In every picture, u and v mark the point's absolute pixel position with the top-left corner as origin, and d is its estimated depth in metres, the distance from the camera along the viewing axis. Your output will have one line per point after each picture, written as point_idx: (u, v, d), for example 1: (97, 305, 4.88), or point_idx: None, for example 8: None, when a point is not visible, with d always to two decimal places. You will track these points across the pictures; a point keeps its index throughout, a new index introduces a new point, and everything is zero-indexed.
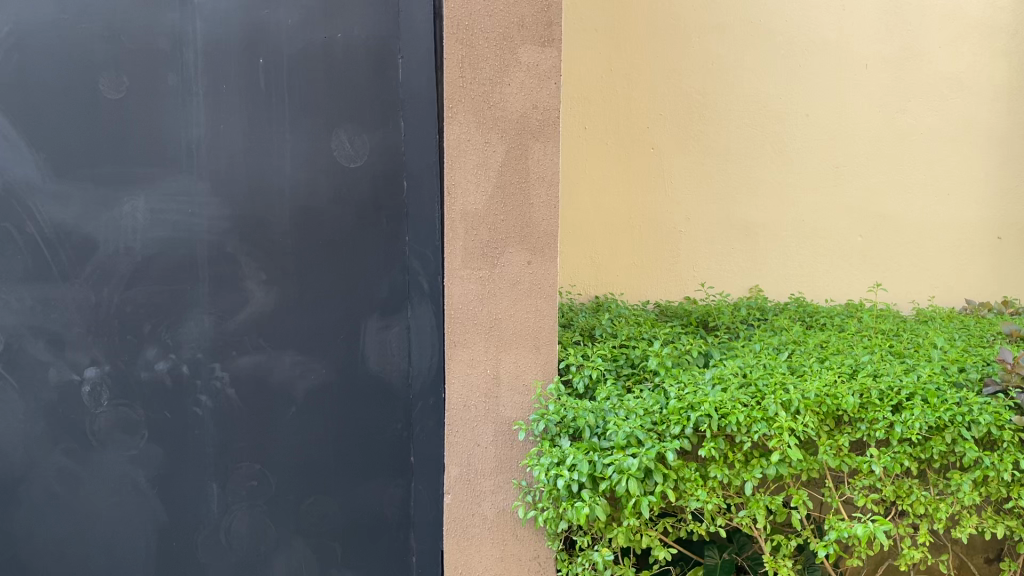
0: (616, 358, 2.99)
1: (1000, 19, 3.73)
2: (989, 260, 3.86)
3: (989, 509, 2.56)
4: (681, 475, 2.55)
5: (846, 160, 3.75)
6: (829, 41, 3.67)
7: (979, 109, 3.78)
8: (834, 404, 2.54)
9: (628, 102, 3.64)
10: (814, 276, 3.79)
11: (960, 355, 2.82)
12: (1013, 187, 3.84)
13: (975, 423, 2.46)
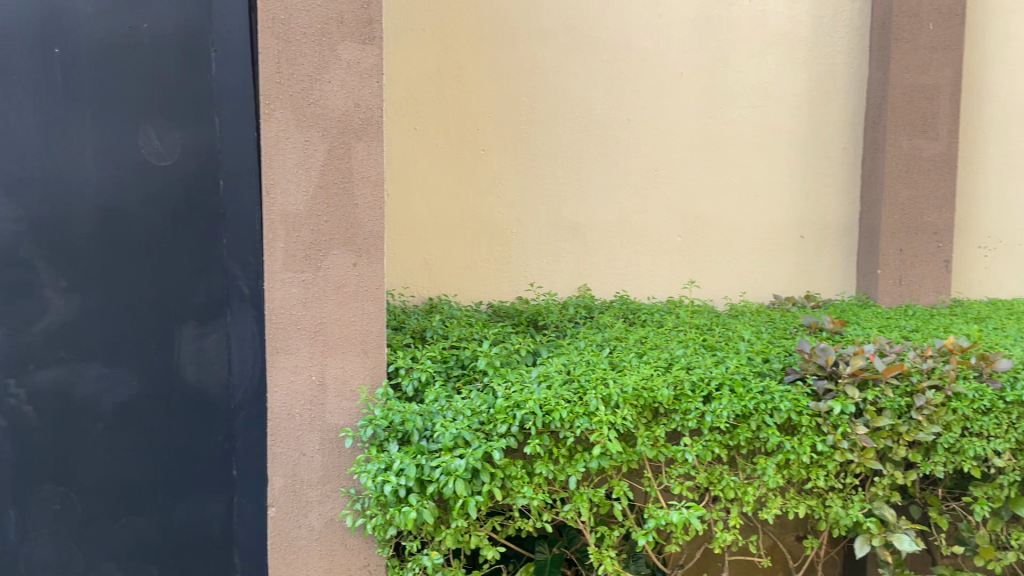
0: (446, 360, 2.96)
1: (800, 32, 3.97)
2: (793, 258, 4.09)
3: (792, 491, 2.74)
4: (508, 474, 2.57)
5: (666, 163, 3.91)
6: (647, 49, 3.82)
7: (783, 116, 4.01)
8: (650, 397, 2.65)
9: (458, 102, 3.64)
10: (639, 275, 3.93)
11: (765, 346, 3.01)
12: (815, 188, 4.08)
13: (777, 410, 2.64)
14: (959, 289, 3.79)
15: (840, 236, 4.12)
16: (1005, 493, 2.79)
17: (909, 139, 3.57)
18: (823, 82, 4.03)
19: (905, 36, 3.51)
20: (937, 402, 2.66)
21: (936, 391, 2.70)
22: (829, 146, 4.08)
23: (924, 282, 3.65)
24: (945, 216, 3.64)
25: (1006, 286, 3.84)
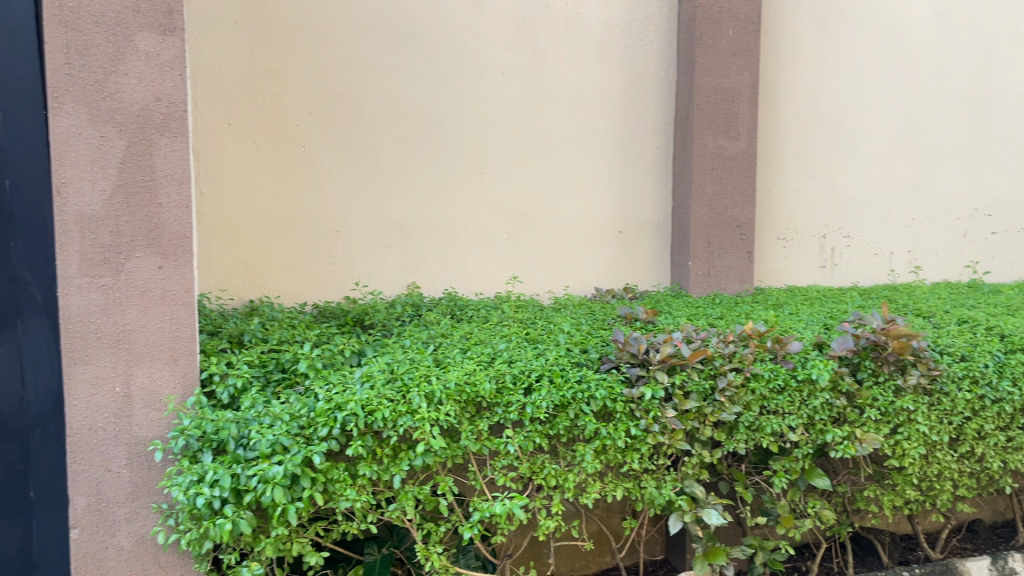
0: (264, 364, 2.86)
1: (613, 34, 4.13)
2: (614, 252, 4.25)
3: (610, 475, 2.92)
4: (330, 477, 2.52)
5: (491, 161, 3.97)
6: (469, 48, 3.86)
7: (601, 115, 4.17)
8: (473, 392, 2.69)
9: (275, 97, 3.54)
10: (466, 271, 3.97)
11: (583, 337, 3.15)
12: (632, 185, 4.27)
13: (593, 398, 2.78)
14: (761, 278, 4.08)
15: (655, 231, 4.32)
16: (799, 466, 3.06)
17: (713, 139, 3.80)
18: (636, 83, 4.22)
19: (708, 42, 3.74)
20: (737, 383, 2.91)
21: (736, 373, 2.94)
22: (643, 145, 4.27)
23: (730, 273, 3.89)
24: (747, 211, 3.91)
25: (802, 275, 4.16)
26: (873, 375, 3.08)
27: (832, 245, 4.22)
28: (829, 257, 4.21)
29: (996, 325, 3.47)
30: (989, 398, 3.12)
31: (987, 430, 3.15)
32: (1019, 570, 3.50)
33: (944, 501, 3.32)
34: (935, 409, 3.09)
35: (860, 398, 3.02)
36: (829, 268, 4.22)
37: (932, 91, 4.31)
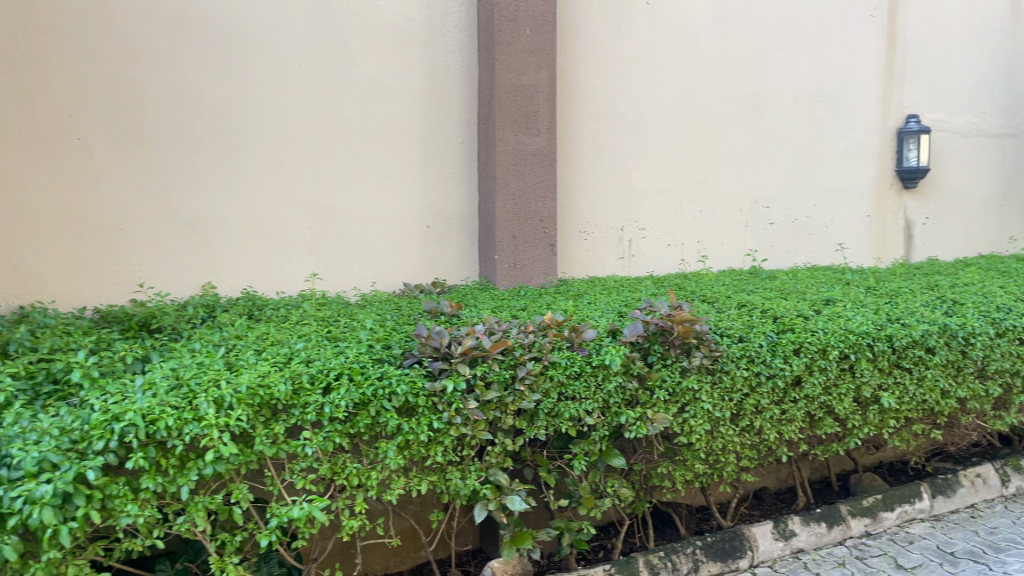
0: (32, 375, 2.64)
1: (413, 28, 4.13)
2: (421, 246, 4.26)
3: (414, 470, 2.94)
4: (109, 493, 2.35)
5: (290, 156, 3.88)
6: (262, 38, 3.76)
7: (404, 110, 4.16)
8: (267, 395, 2.60)
9: (43, 86, 3.33)
10: (267, 269, 3.86)
11: (386, 334, 3.13)
12: (438, 180, 4.29)
13: (394, 394, 2.77)
14: (564, 270, 4.23)
15: (462, 225, 4.37)
16: (597, 447, 3.21)
17: (515, 135, 3.90)
18: (439, 78, 4.24)
19: (507, 38, 3.82)
20: (536, 371, 3.02)
21: (535, 362, 3.06)
22: (446, 140, 4.29)
23: (534, 264, 4.02)
24: (549, 206, 4.04)
25: (602, 265, 4.36)
26: (662, 358, 3.30)
27: (629, 237, 4.44)
28: (627, 248, 4.44)
29: (770, 308, 3.82)
30: (764, 374, 3.41)
31: (762, 404, 3.43)
32: (798, 532, 3.83)
33: (730, 473, 3.59)
34: (718, 387, 3.34)
35: (650, 379, 3.23)
36: (628, 259, 4.44)
37: (716, 90, 4.61)
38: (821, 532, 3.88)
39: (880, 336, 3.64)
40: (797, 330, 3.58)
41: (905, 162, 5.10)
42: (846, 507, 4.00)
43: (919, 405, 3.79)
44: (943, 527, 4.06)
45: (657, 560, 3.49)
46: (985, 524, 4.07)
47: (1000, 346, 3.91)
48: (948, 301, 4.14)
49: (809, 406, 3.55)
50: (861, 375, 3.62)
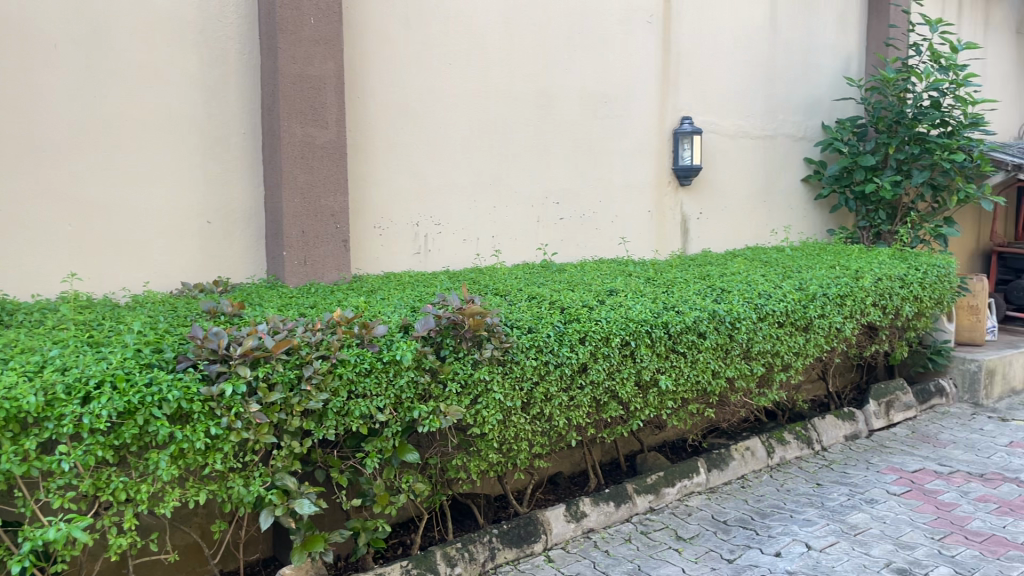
0: None
1: (185, 14, 3.93)
2: (199, 244, 4.04)
3: (191, 480, 2.79)
4: None
5: (46, 146, 3.56)
6: (9, 15, 3.44)
7: (176, 100, 3.93)
8: (14, 407, 2.36)
9: None
10: (20, 270, 3.53)
11: (157, 337, 2.93)
12: (217, 174, 4.08)
13: (165, 401, 2.60)
14: (358, 266, 4.18)
15: (245, 220, 4.18)
16: (391, 444, 3.19)
17: (302, 127, 3.80)
18: (216, 67, 4.04)
19: (289, 27, 3.72)
20: (323, 370, 2.94)
21: (322, 361, 2.96)
22: (225, 132, 4.09)
23: (326, 260, 3.93)
24: (340, 200, 3.98)
25: (397, 261, 4.35)
26: (454, 351, 3.32)
27: (425, 232, 4.45)
28: (422, 243, 4.45)
29: (557, 300, 3.95)
30: (553, 363, 3.54)
31: (551, 392, 3.55)
32: (588, 512, 4.02)
33: (522, 460, 3.69)
34: (508, 377, 3.41)
35: (442, 372, 3.24)
36: (423, 254, 4.46)
37: (506, 88, 4.70)
38: (609, 511, 4.09)
39: (657, 323, 3.90)
40: (583, 320, 3.75)
41: (681, 161, 5.47)
42: (632, 485, 4.24)
43: (693, 386, 4.10)
44: (717, 498, 4.40)
45: (454, 551, 3.51)
46: (753, 493, 4.46)
47: (760, 329, 4.31)
48: (718, 289, 4.49)
49: (595, 391, 3.73)
50: (641, 361, 3.86)
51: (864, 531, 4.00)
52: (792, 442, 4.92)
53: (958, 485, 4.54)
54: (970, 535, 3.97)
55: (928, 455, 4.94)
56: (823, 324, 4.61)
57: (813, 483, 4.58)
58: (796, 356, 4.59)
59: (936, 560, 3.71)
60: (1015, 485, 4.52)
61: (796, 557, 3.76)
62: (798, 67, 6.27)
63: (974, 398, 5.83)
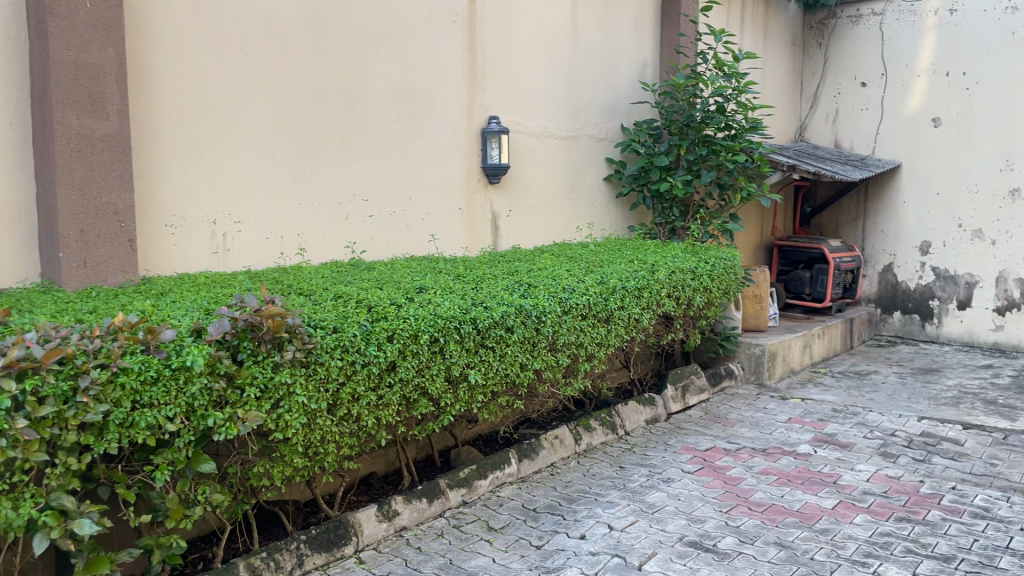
0: None
1: None
2: None
3: None
4: None
5: None
6: None
7: None
8: None
9: None
10: None
11: None
12: None
13: None
14: (148, 267, 3.98)
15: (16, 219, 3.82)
16: (183, 455, 3.02)
17: (78, 118, 3.56)
18: None
19: (61, 10, 3.47)
20: (102, 380, 2.73)
21: (101, 370, 2.76)
22: None
23: (109, 263, 3.72)
24: (124, 197, 3.76)
25: (193, 261, 4.16)
26: (252, 354, 3.18)
27: (223, 230, 4.29)
28: (220, 242, 4.29)
29: (365, 298, 3.89)
30: (359, 362, 3.47)
31: (359, 392, 3.50)
32: (400, 511, 4.00)
33: (329, 462, 3.62)
34: (312, 379, 3.32)
35: (239, 377, 3.10)
36: (222, 253, 4.30)
37: (308, 82, 4.59)
38: (422, 507, 4.10)
39: (465, 319, 3.94)
40: (390, 318, 3.69)
41: (489, 160, 5.59)
42: (445, 481, 4.27)
43: (502, 379, 4.20)
44: (528, 487, 4.52)
45: (259, 562, 3.39)
46: (561, 480, 4.63)
47: (565, 322, 4.48)
48: (525, 284, 4.60)
49: (404, 389, 3.71)
50: (450, 357, 3.89)
51: (661, 509, 4.26)
52: (597, 429, 5.15)
53: (744, 460, 4.94)
54: (753, 505, 4.33)
55: (718, 434, 5.34)
56: (622, 315, 4.90)
57: (616, 467, 4.82)
58: (598, 347, 4.82)
59: (723, 531, 4.02)
60: (792, 457, 4.98)
61: (599, 538, 3.94)
62: (599, 70, 6.56)
63: (758, 379, 6.37)
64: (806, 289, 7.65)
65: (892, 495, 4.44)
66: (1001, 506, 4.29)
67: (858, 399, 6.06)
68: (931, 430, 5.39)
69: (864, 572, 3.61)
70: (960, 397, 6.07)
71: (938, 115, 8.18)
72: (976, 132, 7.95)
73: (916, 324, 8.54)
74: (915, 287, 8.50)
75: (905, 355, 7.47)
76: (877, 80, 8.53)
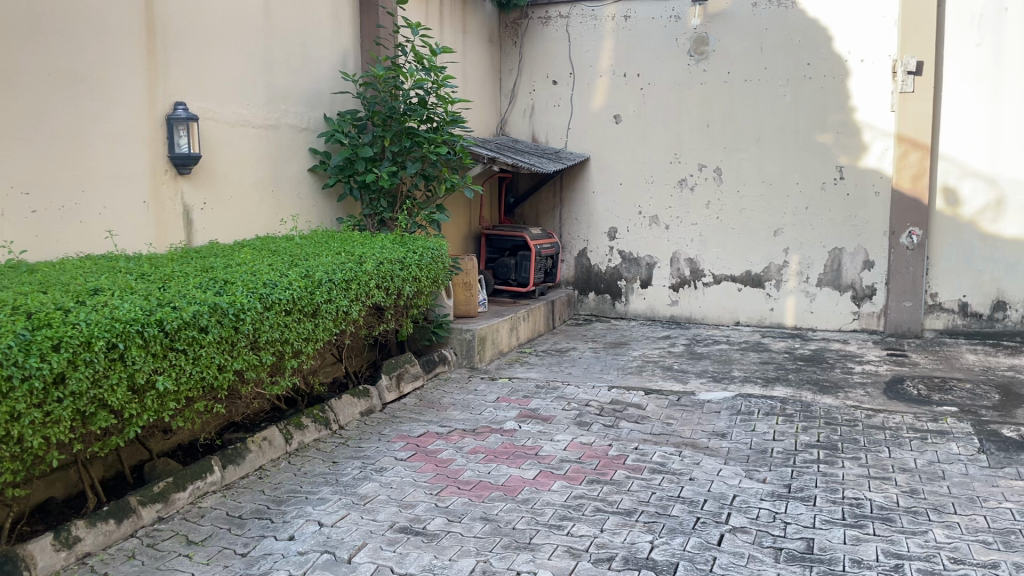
0: None
1: None
2: None
3: None
4: None
5: None
6: None
7: None
8: None
9: None
10: None
11: None
12: None
13: None
14: None
15: None
16: None
17: None
18: None
19: None
20: None
21: None
22: None
23: None
24: None
25: None
26: None
27: None
28: None
29: (23, 304, 3.45)
30: (17, 377, 3.07)
31: (19, 410, 3.09)
32: (82, 536, 3.61)
33: None
34: None
35: None
36: None
37: None
38: (109, 529, 3.73)
39: (150, 322, 3.64)
40: (55, 325, 3.32)
41: (177, 149, 5.23)
42: (137, 498, 3.93)
43: (197, 383, 3.94)
44: (233, 494, 4.31)
45: None
46: (270, 482, 4.47)
47: (267, 318, 4.32)
48: (221, 280, 4.34)
49: (77, 403, 3.35)
50: (132, 363, 3.57)
51: (372, 499, 4.28)
52: (309, 426, 5.04)
53: (454, 442, 5.10)
54: (461, 485, 4.49)
55: (431, 420, 5.48)
56: (329, 308, 4.83)
57: (329, 462, 4.75)
58: (305, 342, 4.71)
59: (433, 513, 4.12)
60: (498, 434, 5.24)
61: (308, 537, 3.86)
62: (297, 60, 6.41)
63: (470, 363, 6.63)
64: (511, 276, 8.11)
65: (585, 460, 4.84)
66: (674, 460, 4.85)
67: (558, 375, 6.53)
68: (619, 398, 5.94)
69: (560, 534, 3.90)
70: (643, 366, 6.78)
71: (619, 113, 9.02)
72: (652, 128, 8.89)
73: (608, 303, 9.37)
74: (605, 269, 9.32)
75: (599, 331, 8.17)
76: (566, 79, 9.22)
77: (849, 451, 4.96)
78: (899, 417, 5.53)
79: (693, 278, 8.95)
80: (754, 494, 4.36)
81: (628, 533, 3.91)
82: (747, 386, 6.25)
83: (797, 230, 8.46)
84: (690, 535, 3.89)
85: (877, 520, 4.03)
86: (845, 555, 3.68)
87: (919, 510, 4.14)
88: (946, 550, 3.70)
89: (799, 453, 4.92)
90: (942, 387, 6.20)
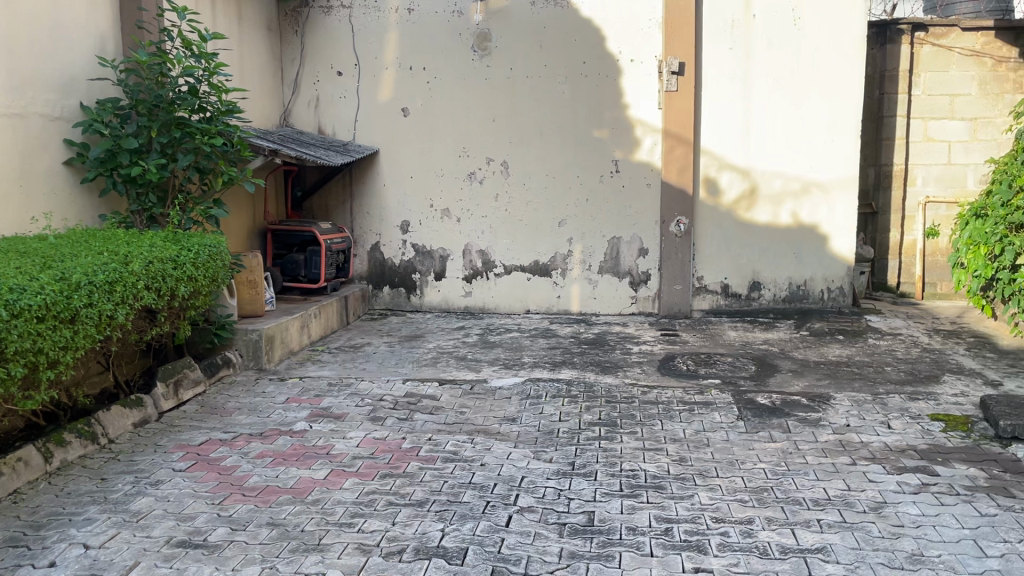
0: None
1: None
2: None
3: None
4: None
5: None
6: None
7: None
8: None
9: None
10: None
11: None
12: None
13: None
14: None
15: None
16: None
17: None
18: None
19: None
20: None
21: None
22: None
23: None
24: None
25: None
26: None
27: None
28: None
29: None
30: None
31: None
32: None
33: None
34: None
35: None
36: None
37: None
38: None
39: None
40: None
41: None
42: None
43: None
44: None
45: None
46: (26, 507, 4.06)
47: (15, 327, 3.89)
48: None
49: None
50: None
51: (147, 515, 4.01)
52: (73, 442, 4.63)
53: (239, 447, 4.89)
54: (246, 491, 4.31)
55: (214, 426, 5.22)
56: (89, 314, 4.44)
57: (97, 479, 4.40)
58: (64, 351, 4.30)
59: (215, 524, 3.93)
60: (287, 436, 5.08)
61: (71, 562, 3.55)
62: (45, 40, 5.83)
63: (257, 364, 6.38)
64: (300, 272, 7.92)
65: (378, 455, 4.81)
66: (466, 447, 4.94)
67: (351, 371, 6.44)
68: (413, 390, 5.96)
69: (351, 532, 3.85)
70: (438, 357, 6.84)
71: (406, 105, 9.02)
72: (439, 121, 8.97)
73: (403, 297, 9.35)
74: (399, 263, 9.30)
75: (394, 325, 8.15)
76: (351, 70, 9.07)
77: (626, 426, 5.29)
78: (670, 391, 5.98)
79: (485, 269, 9.14)
80: (540, 474, 4.54)
81: (419, 523, 3.94)
82: (536, 371, 6.50)
83: (579, 221, 8.88)
84: (480, 519, 3.98)
85: (650, 489, 4.34)
86: (621, 524, 3.93)
87: (686, 476, 4.50)
88: (709, 511, 4.05)
89: (583, 432, 5.19)
90: (708, 361, 6.78)
